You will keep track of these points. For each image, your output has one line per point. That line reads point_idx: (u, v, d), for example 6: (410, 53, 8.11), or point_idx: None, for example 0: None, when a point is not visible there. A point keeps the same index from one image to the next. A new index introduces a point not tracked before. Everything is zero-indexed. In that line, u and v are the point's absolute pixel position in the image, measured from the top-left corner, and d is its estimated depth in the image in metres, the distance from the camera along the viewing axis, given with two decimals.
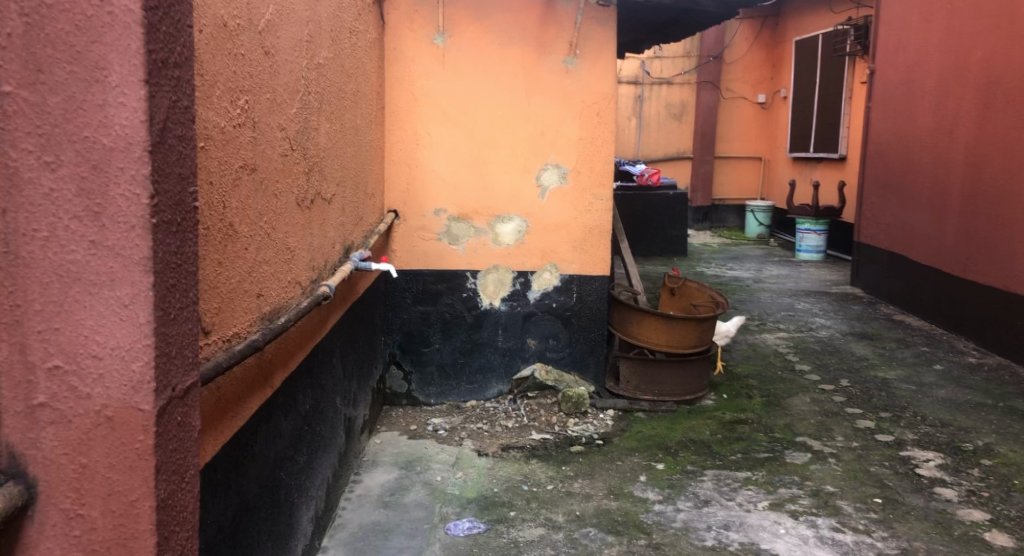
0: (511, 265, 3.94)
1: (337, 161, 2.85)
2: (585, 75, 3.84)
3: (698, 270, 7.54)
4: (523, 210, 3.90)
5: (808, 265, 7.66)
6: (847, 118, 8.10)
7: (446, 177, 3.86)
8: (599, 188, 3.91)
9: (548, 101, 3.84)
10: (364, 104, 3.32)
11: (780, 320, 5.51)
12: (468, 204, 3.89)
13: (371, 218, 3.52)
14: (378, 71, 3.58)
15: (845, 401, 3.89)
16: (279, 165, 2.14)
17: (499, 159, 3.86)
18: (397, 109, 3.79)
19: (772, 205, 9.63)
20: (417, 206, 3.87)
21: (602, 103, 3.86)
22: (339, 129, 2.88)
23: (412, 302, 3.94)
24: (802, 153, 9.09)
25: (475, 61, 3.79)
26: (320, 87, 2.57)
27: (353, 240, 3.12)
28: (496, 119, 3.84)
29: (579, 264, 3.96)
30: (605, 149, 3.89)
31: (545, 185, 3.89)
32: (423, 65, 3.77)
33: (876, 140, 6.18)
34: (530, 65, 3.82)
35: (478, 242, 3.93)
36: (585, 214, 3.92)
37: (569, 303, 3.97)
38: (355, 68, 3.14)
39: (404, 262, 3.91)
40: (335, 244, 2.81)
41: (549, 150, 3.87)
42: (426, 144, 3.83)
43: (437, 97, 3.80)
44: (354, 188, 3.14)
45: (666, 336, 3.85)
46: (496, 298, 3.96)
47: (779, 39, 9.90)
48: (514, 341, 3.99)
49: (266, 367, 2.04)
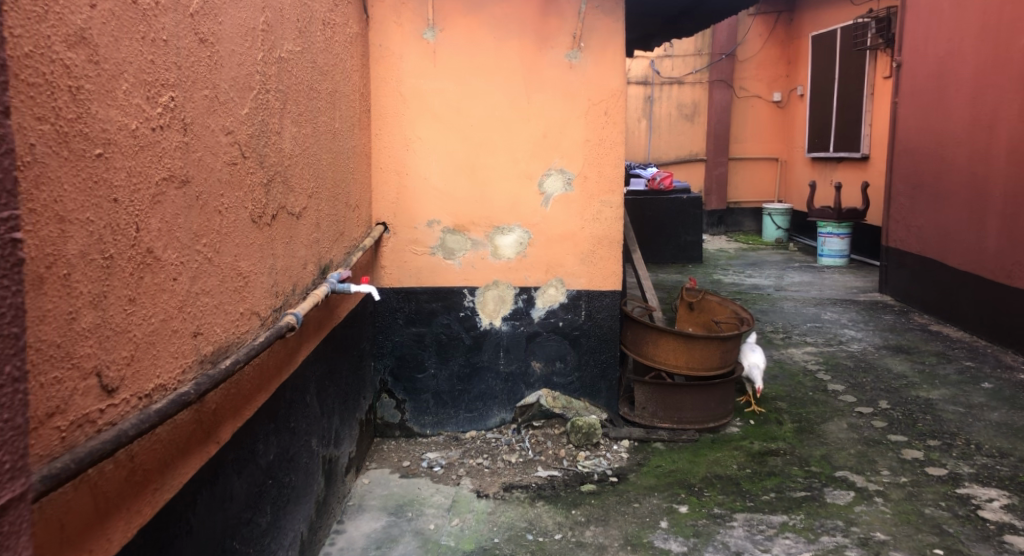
0: (512, 280, 3.58)
1: (309, 169, 2.52)
2: (590, 71, 3.48)
3: (715, 278, 7.14)
4: (524, 221, 3.55)
5: (832, 271, 7.24)
6: (869, 115, 7.71)
7: (439, 185, 3.53)
8: (608, 194, 3.54)
9: (550, 100, 3.49)
10: (345, 106, 3.00)
11: (806, 333, 5.13)
12: (463, 214, 3.55)
13: (355, 233, 3.19)
14: (360, 71, 3.26)
15: (886, 427, 3.48)
16: (226, 176, 1.81)
17: (497, 165, 3.52)
18: (384, 113, 3.47)
19: (790, 207, 9.22)
20: (408, 218, 3.54)
21: (610, 101, 3.50)
22: (312, 133, 2.54)
23: (404, 323, 3.59)
24: (822, 153, 8.69)
25: (469, 57, 3.46)
26: (285, 85, 2.24)
27: (332, 257, 2.79)
28: (493, 121, 3.50)
29: (587, 279, 3.58)
30: (614, 152, 3.52)
31: (548, 192, 3.53)
32: (412, 63, 3.44)
33: (905, 137, 5.78)
34: (529, 60, 3.47)
35: (476, 255, 3.57)
36: (592, 223, 3.55)
37: (577, 321, 3.60)
38: (333, 67, 2.82)
39: (394, 279, 3.56)
40: (308, 264, 2.48)
41: (551, 154, 3.51)
42: (416, 150, 3.50)
43: (426, 98, 3.47)
44: (331, 200, 2.80)
45: (686, 358, 3.48)
46: (496, 317, 3.60)
47: (795, 35, 9.51)
48: (517, 365, 3.62)
49: (207, 419, 1.72)
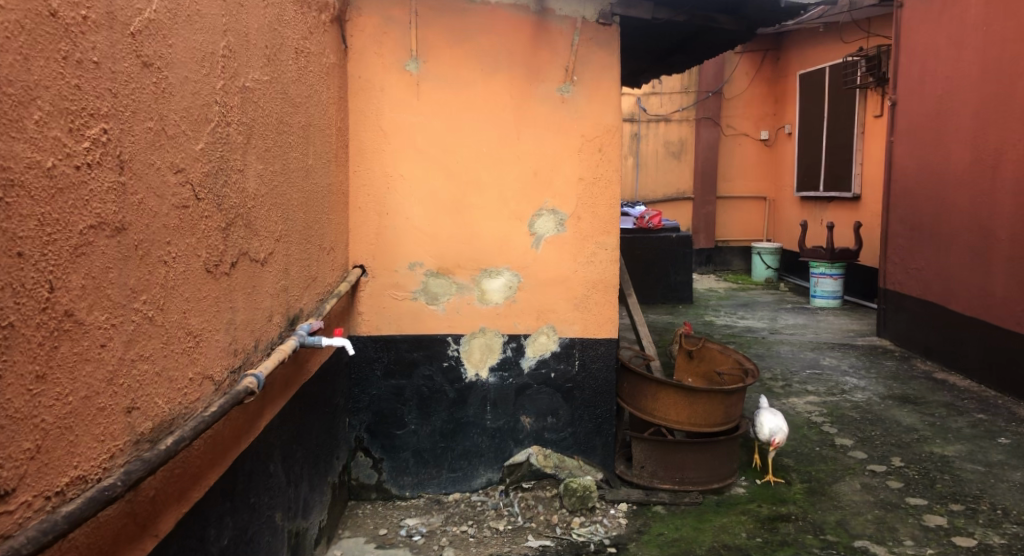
0: (501, 328, 3.33)
1: (277, 210, 2.26)
2: (584, 105, 3.30)
3: (708, 320, 6.95)
4: (514, 263, 3.31)
5: (826, 313, 7.09)
6: (859, 154, 7.71)
7: (422, 226, 3.29)
8: (603, 236, 3.32)
9: (541, 135, 3.29)
10: (319, 142, 2.77)
11: (806, 381, 4.91)
12: (448, 257, 3.31)
13: (329, 277, 2.92)
14: (337, 104, 3.04)
15: (903, 489, 3.24)
16: (175, 220, 1.55)
17: (484, 204, 3.30)
18: (362, 148, 3.24)
19: (779, 247, 9.11)
20: (388, 260, 3.29)
21: (604, 137, 3.31)
22: (280, 171, 2.30)
23: (382, 375, 3.31)
24: (812, 192, 8.66)
25: (454, 91, 3.26)
26: (248, 117, 2.01)
27: (302, 306, 2.53)
28: (480, 158, 3.29)
29: (581, 326, 3.34)
30: (609, 191, 3.32)
31: (539, 233, 3.31)
32: (393, 96, 3.24)
33: (902, 177, 5.68)
34: (519, 94, 3.28)
35: (461, 301, 3.32)
36: (586, 266, 3.32)
37: (570, 373, 3.34)
38: (306, 100, 2.60)
39: (373, 326, 3.30)
40: (272, 314, 2.20)
41: (542, 193, 3.30)
42: (397, 188, 3.27)
43: (409, 133, 3.26)
44: (303, 244, 2.55)
45: (688, 414, 3.23)
46: (483, 367, 3.33)
47: (781, 74, 9.54)
48: (505, 420, 3.34)
49: (142, 510, 1.38)
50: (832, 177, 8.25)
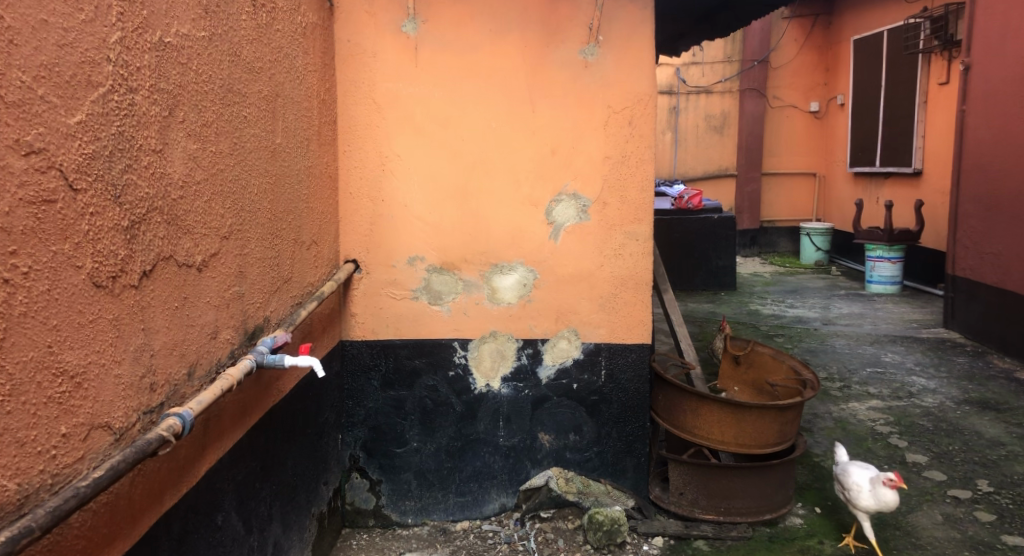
0: (514, 332, 2.87)
1: (223, 201, 1.83)
2: (611, 71, 2.78)
3: (753, 309, 6.38)
4: (528, 257, 2.85)
5: (885, 301, 6.45)
6: (922, 125, 6.98)
7: (423, 214, 2.84)
8: (634, 224, 2.82)
9: (560, 107, 2.79)
10: (292, 117, 2.33)
11: (867, 382, 4.34)
12: (453, 250, 2.86)
13: (311, 277, 2.50)
14: (320, 73, 2.60)
15: (996, 524, 2.69)
16: (28, 221, 1.12)
17: (494, 189, 2.82)
18: (353, 124, 2.79)
19: (830, 227, 8.43)
20: (384, 254, 2.85)
21: (635, 108, 2.79)
22: (229, 151, 1.86)
23: (380, 386, 2.88)
24: (867, 168, 7.95)
25: (458, 56, 2.78)
26: (169, 83, 1.57)
27: (267, 314, 2.11)
28: (489, 134, 2.81)
29: (607, 330, 2.85)
30: (640, 172, 2.81)
31: (558, 221, 2.83)
32: (387, 63, 2.77)
33: (977, 150, 5.01)
34: (534, 59, 2.78)
35: (468, 300, 2.87)
36: (613, 260, 2.83)
37: (596, 384, 2.87)
38: (270, 66, 2.15)
39: (368, 330, 2.86)
40: (217, 331, 1.78)
41: (561, 175, 2.81)
42: (394, 171, 2.82)
43: (406, 106, 2.79)
44: (268, 241, 2.12)
45: (734, 434, 2.74)
46: (494, 378, 2.88)
47: (834, 39, 8.77)
48: (521, 438, 2.89)
49: None
50: (890, 151, 7.52)
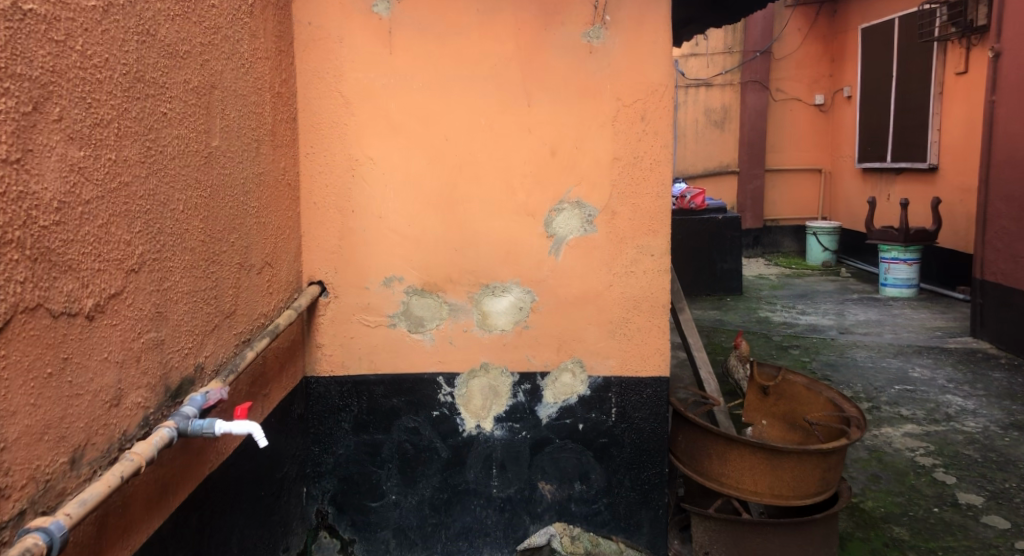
0: (509, 364, 2.46)
1: (134, 222, 1.37)
2: (620, 57, 2.36)
3: (762, 317, 6.00)
4: (525, 276, 2.43)
5: (902, 307, 6.08)
6: (938, 118, 6.60)
7: (401, 227, 2.42)
8: (648, 237, 2.41)
9: (560, 100, 2.37)
10: (235, 113, 1.88)
11: (897, 402, 3.94)
12: (437, 268, 2.44)
13: (261, 308, 2.05)
14: (273, 61, 2.16)
15: None
16: None
17: (484, 196, 2.41)
18: (317, 122, 2.37)
19: (837, 226, 8.06)
20: (355, 274, 2.43)
21: (649, 101, 2.37)
22: (143, 158, 1.41)
23: (351, 431, 2.46)
24: (878, 164, 7.58)
25: (440, 41, 2.36)
26: (37, 64, 1.10)
27: (201, 361, 1.67)
28: (477, 133, 2.39)
29: (618, 361, 2.44)
30: (655, 175, 2.40)
31: (558, 233, 2.42)
32: (356, 50, 2.35)
33: (1009, 145, 4.62)
34: (529, 44, 2.36)
35: (455, 328, 2.45)
36: (624, 279, 2.42)
37: (605, 424, 2.46)
38: (203, 48, 1.70)
39: (338, 364, 2.44)
40: (120, 398, 1.32)
41: (562, 180, 2.40)
42: (365, 176, 2.40)
43: (379, 100, 2.37)
44: (201, 269, 1.68)
45: (769, 482, 2.34)
46: (486, 418, 2.47)
47: (840, 29, 8.40)
48: (518, 488, 2.48)
49: None
50: (903, 146, 7.14)
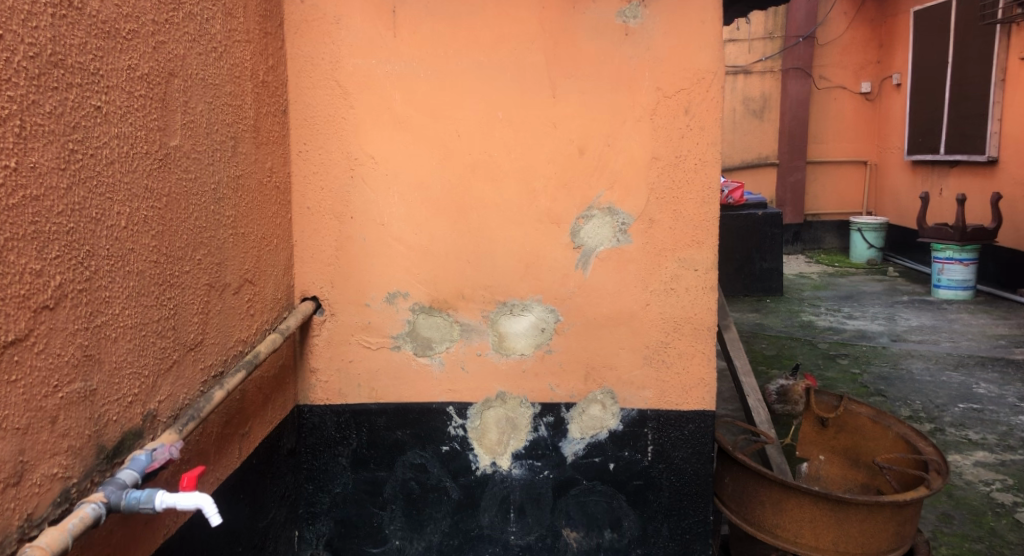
0: (530, 394, 2.15)
1: (47, 246, 1.10)
2: (661, 39, 2.01)
3: (805, 321, 5.59)
4: (548, 293, 2.12)
5: (958, 311, 5.62)
6: (999, 107, 6.07)
7: (404, 236, 2.12)
8: (691, 249, 2.07)
9: (590, 90, 2.04)
10: (203, 106, 1.58)
11: (964, 424, 3.52)
12: (446, 284, 2.13)
13: (237, 334, 1.76)
14: (257, 45, 1.86)
15: None
16: None
17: (499, 201, 2.09)
18: (310, 116, 2.07)
19: (883, 222, 7.58)
20: (353, 289, 2.13)
21: (694, 90, 2.02)
22: (60, 165, 1.13)
23: (350, 468, 2.18)
24: (930, 155, 7.08)
25: (451, 22, 2.03)
26: None
27: (151, 408, 1.40)
28: (492, 128, 2.06)
29: (656, 392, 2.12)
30: (701, 177, 2.05)
31: (587, 244, 2.10)
32: (355, 33, 2.04)
33: None
34: (554, 24, 2.03)
35: (467, 351, 2.15)
36: (663, 298, 2.09)
37: (640, 464, 2.14)
38: (156, 26, 1.40)
39: (334, 392, 2.16)
40: (22, 474, 1.06)
41: (591, 183, 2.07)
42: (365, 177, 2.09)
43: (380, 90, 2.06)
44: (153, 296, 1.40)
45: (833, 538, 1.98)
46: (502, 454, 2.17)
47: (891, 12, 7.89)
48: (538, 535, 2.18)
49: None
50: (959, 137, 6.63)
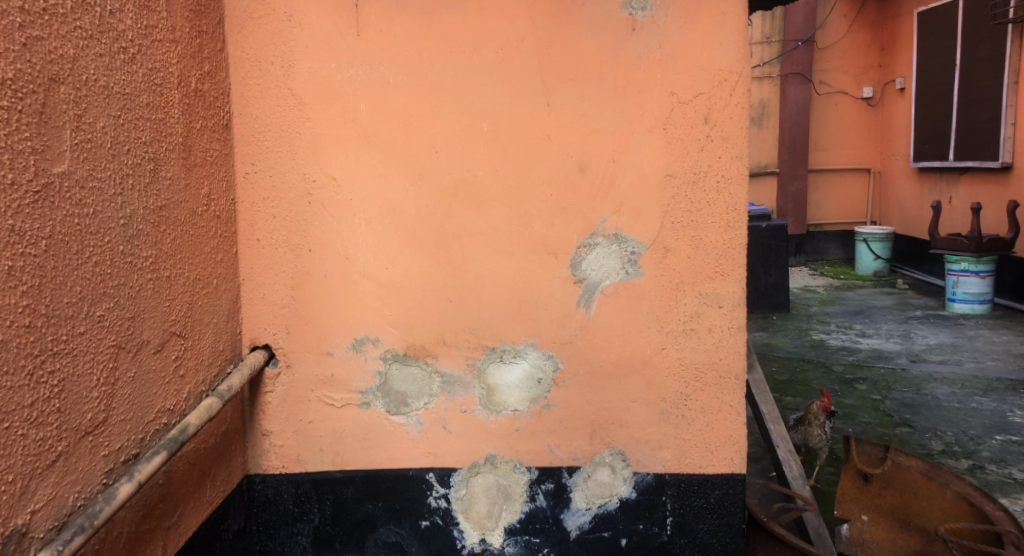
0: (526, 457, 1.81)
1: None
2: (675, 35, 1.69)
3: (817, 340, 5.26)
4: (546, 336, 1.79)
5: (978, 327, 5.31)
6: (1012, 111, 5.79)
7: (374, 271, 1.78)
8: (715, 282, 1.74)
9: (592, 96, 1.71)
10: (106, 120, 1.22)
11: (1005, 460, 3.19)
12: (424, 327, 1.79)
13: (158, 404, 1.39)
14: (188, 46, 1.51)
15: None
16: None
17: (487, 229, 1.76)
18: (259, 131, 1.73)
19: (890, 233, 7.30)
20: (313, 335, 1.79)
21: (716, 95, 1.70)
22: None
23: (312, 548, 1.85)
24: (938, 162, 6.80)
25: (427, 17, 1.70)
26: None
27: (21, 522, 1.01)
28: (478, 143, 1.73)
29: (674, 453, 1.80)
30: (724, 197, 1.72)
31: (591, 278, 1.77)
32: (310, 32, 1.70)
33: None
34: (548, 19, 1.70)
35: (450, 408, 1.80)
36: (682, 341, 1.76)
37: (657, 539, 1.83)
38: (32, 16, 1.04)
39: (291, 458, 1.81)
40: None
41: (593, 206, 1.75)
42: (325, 203, 1.75)
43: (342, 100, 1.72)
44: (26, 373, 1.02)
45: None
46: (492, 529, 1.84)
47: (892, 14, 7.65)
48: None
49: None
50: (969, 142, 6.35)
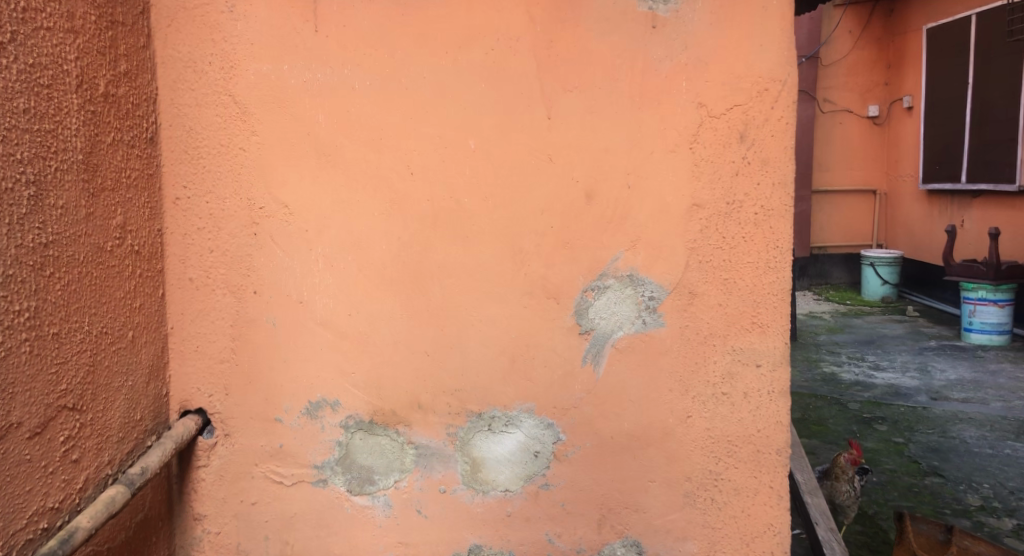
0: (519, 548, 1.48)
1: None
2: (705, 33, 1.39)
3: (829, 373, 4.95)
4: (545, 399, 1.46)
5: (998, 361, 5.00)
6: None
7: (334, 319, 1.45)
8: (753, 336, 1.42)
9: (603, 108, 1.40)
10: None
11: None
12: (395, 387, 1.46)
13: (33, 507, 1.05)
14: (92, 41, 1.19)
15: None
16: None
17: (474, 267, 1.44)
18: (194, 146, 1.41)
19: (898, 257, 7.03)
20: (258, 398, 1.46)
21: (754, 106, 1.39)
22: None
23: None
24: (950, 184, 6.55)
25: (401, 9, 1.39)
26: None
27: None
28: (462, 162, 1.42)
29: (700, 545, 1.47)
30: (764, 232, 1.41)
31: (599, 330, 1.45)
32: (259, 26, 1.39)
33: None
34: (550, 14, 1.39)
35: (426, 486, 1.47)
36: (710, 407, 1.44)
37: None
38: None
39: (230, 548, 1.48)
40: None
41: (603, 241, 1.43)
42: (275, 235, 1.43)
43: (296, 110, 1.41)
44: None
45: None
46: None
47: (899, 31, 7.44)
48: None
49: None
50: (982, 164, 6.10)
